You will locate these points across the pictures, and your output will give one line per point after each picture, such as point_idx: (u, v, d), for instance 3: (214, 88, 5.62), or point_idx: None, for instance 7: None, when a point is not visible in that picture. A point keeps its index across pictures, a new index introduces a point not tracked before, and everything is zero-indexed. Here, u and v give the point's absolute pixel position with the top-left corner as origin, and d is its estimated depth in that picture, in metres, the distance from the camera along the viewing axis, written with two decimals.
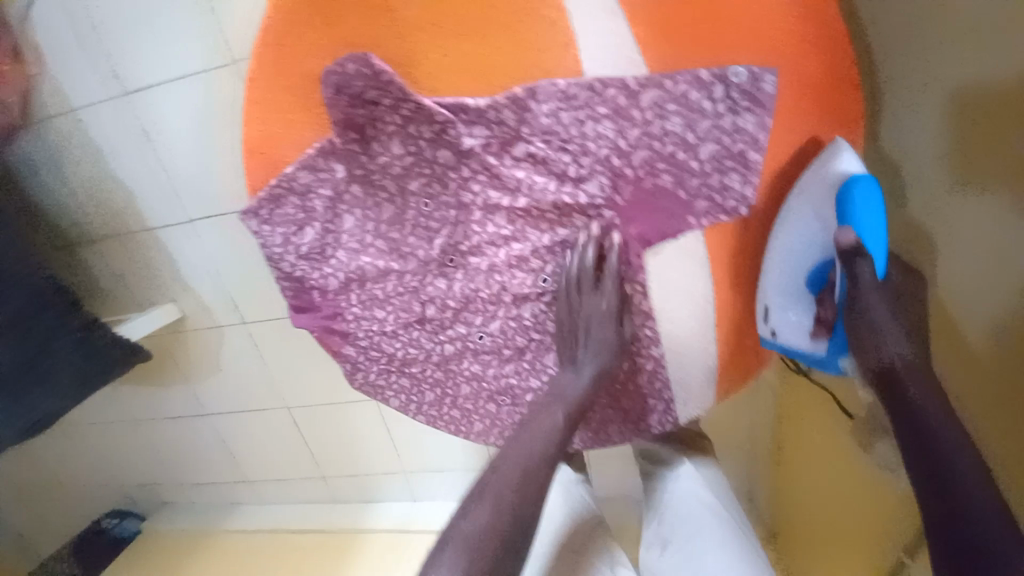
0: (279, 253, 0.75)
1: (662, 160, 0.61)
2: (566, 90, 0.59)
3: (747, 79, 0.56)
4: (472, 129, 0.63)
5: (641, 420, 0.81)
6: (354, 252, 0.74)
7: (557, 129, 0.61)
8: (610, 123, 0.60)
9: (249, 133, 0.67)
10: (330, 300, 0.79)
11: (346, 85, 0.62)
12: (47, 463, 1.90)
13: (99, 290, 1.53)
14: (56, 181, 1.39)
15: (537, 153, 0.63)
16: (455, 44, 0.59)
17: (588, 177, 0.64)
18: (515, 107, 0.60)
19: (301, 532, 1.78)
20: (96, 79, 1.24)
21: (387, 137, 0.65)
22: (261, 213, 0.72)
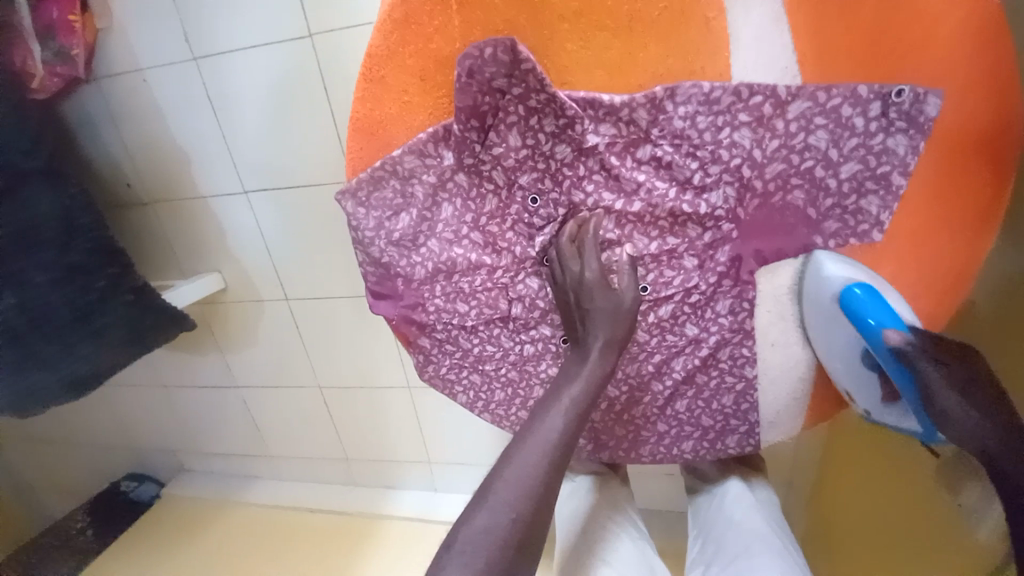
0: (370, 238, 0.72)
1: (797, 176, 0.60)
2: (709, 94, 0.58)
3: (908, 100, 0.55)
4: (599, 126, 0.62)
5: (720, 440, 0.77)
6: (447, 242, 0.71)
7: (690, 133, 0.60)
8: (749, 131, 0.59)
9: (361, 111, 0.64)
10: (413, 289, 0.75)
11: (478, 70, 0.60)
12: (70, 418, 1.89)
13: (145, 252, 1.52)
14: (115, 139, 1.37)
15: (662, 157, 0.62)
16: (601, 36, 0.58)
17: (713, 187, 0.62)
18: (651, 107, 0.59)
19: (319, 512, 1.76)
20: (166, 39, 1.22)
21: (506, 127, 0.63)
22: (359, 196, 0.70)
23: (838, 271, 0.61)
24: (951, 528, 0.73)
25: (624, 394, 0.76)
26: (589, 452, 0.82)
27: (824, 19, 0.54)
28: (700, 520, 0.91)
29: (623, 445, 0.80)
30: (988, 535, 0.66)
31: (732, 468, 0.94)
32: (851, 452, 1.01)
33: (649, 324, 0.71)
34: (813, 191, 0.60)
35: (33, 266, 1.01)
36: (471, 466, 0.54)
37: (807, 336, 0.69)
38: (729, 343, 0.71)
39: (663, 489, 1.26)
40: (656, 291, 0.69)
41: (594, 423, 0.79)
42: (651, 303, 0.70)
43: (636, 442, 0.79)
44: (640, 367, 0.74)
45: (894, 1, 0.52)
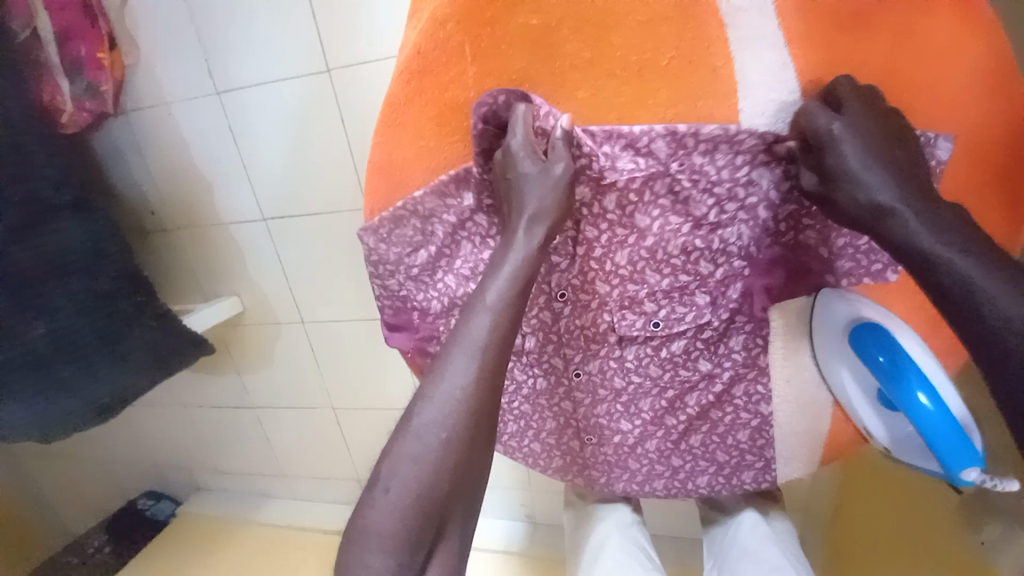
0: (389, 271, 0.73)
1: (809, 216, 0.62)
2: (733, 135, 0.58)
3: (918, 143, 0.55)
4: (617, 162, 0.62)
5: (735, 475, 0.76)
6: (464, 278, 0.70)
7: (709, 169, 0.61)
8: (767, 172, 0.60)
9: (379, 154, 0.67)
10: (429, 323, 0.74)
11: (493, 116, 0.63)
12: (92, 437, 1.93)
13: (167, 277, 1.56)
14: (140, 168, 1.42)
15: (679, 191, 0.63)
16: (611, 84, 0.60)
17: (728, 224, 0.64)
18: (671, 140, 0.60)
19: (332, 533, 1.76)
20: (190, 75, 1.27)
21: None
22: (379, 231, 0.71)
23: (843, 311, 0.62)
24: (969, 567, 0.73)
25: (637, 427, 0.76)
26: (601, 484, 0.82)
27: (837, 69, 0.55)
28: (715, 551, 0.90)
29: (637, 478, 0.79)
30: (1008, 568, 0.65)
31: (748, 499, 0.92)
32: (872, 487, 1.00)
33: (660, 359, 0.72)
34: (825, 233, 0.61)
35: (62, 297, 1.05)
36: (450, 471, 0.52)
37: (824, 375, 0.68)
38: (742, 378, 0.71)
39: (677, 516, 1.25)
40: (668, 327, 0.70)
41: (607, 456, 0.79)
42: (664, 339, 0.70)
43: (650, 476, 0.79)
44: (653, 402, 0.74)
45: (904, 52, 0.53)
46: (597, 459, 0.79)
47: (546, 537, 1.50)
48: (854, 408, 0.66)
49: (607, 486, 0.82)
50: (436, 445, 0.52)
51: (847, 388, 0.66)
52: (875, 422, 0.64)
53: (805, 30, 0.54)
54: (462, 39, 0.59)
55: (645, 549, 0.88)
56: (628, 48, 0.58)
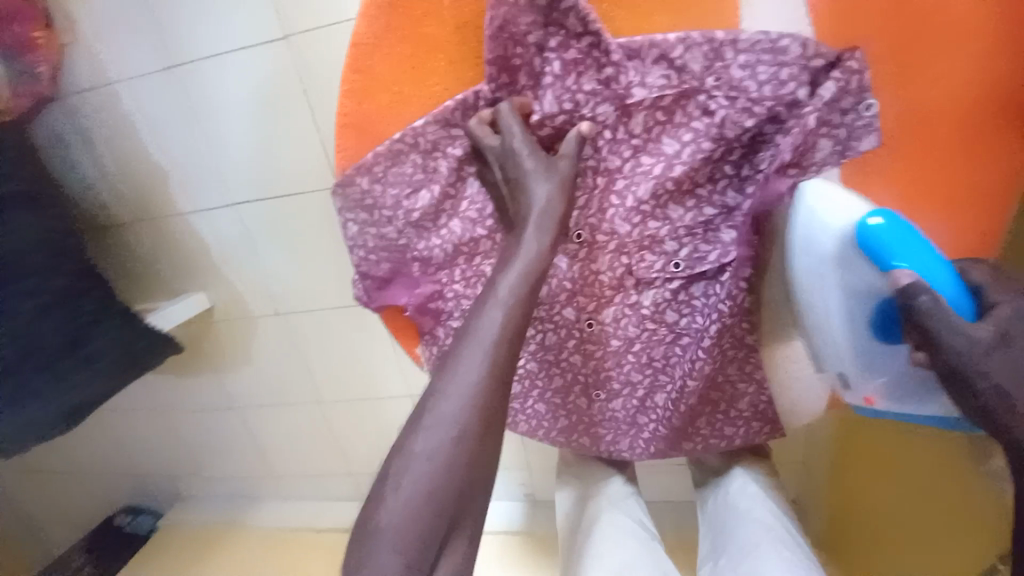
0: (386, 218, 0.66)
1: (855, 136, 0.55)
2: (775, 41, 0.52)
3: None
4: (647, 77, 0.55)
5: (731, 407, 0.72)
6: (471, 222, 0.65)
7: (749, 84, 0.54)
8: (813, 86, 0.53)
9: (345, 104, 0.59)
10: (431, 275, 0.69)
11: (512, 20, 0.54)
12: (58, 451, 1.81)
13: (125, 274, 1.44)
14: (86, 157, 1.30)
15: (715, 112, 0.56)
16: (602, 7, 0.54)
17: (762, 146, 0.58)
18: (709, 50, 0.53)
19: (325, 530, 1.71)
20: (134, 49, 1.16)
21: (540, 88, 0.57)
22: (374, 170, 0.62)
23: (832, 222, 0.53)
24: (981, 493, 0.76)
25: (648, 378, 0.73)
26: (607, 443, 0.78)
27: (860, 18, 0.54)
28: (710, 517, 0.88)
29: (643, 433, 0.76)
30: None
31: (737, 458, 0.91)
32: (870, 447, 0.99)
33: (677, 303, 0.67)
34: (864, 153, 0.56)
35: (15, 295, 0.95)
36: None
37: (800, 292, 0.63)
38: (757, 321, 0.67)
39: (679, 484, 1.22)
40: (690, 267, 0.65)
41: (615, 412, 0.75)
42: (685, 280, 0.66)
43: (658, 433, 0.75)
44: (666, 349, 0.70)
45: (938, 30, 0.53)
46: (605, 415, 0.76)
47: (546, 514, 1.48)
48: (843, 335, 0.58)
49: (611, 448, 0.78)
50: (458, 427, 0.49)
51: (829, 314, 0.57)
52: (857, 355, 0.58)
53: None
54: None
55: (641, 521, 0.88)
56: None
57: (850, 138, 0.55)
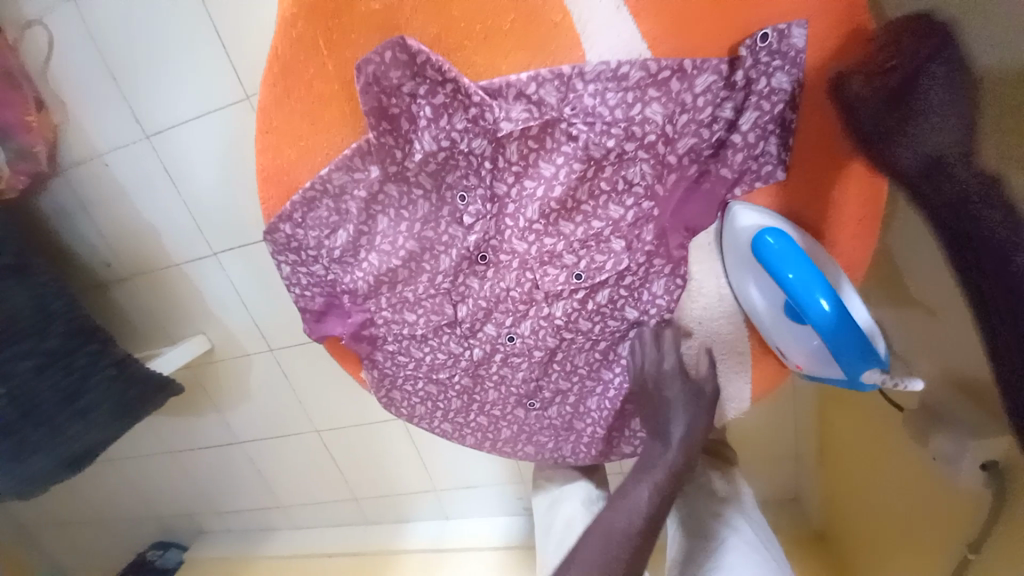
0: (313, 257, 0.72)
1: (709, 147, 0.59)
2: (617, 69, 0.57)
3: (774, 39, 0.53)
4: (511, 112, 0.61)
5: None
6: (386, 254, 0.71)
7: (602, 110, 0.59)
8: (660, 105, 0.58)
9: (264, 161, 0.67)
10: (360, 304, 0.75)
11: (383, 74, 0.61)
12: (89, 497, 1.93)
13: (131, 326, 1.57)
14: (88, 223, 1.44)
15: (578, 136, 0.61)
16: (460, 56, 0.59)
17: (629, 163, 0.62)
18: (560, 83, 0.59)
19: (335, 556, 1.77)
20: (117, 122, 1.29)
21: (419, 130, 0.64)
22: (294, 217, 0.69)
23: (752, 228, 0.59)
24: (937, 482, 0.73)
25: (575, 385, 0.76)
26: (551, 449, 0.82)
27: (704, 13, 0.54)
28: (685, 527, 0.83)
29: (582, 439, 0.79)
30: (972, 477, 0.65)
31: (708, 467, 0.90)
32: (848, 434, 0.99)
33: (588, 312, 0.70)
34: (724, 157, 0.59)
35: (17, 355, 1.06)
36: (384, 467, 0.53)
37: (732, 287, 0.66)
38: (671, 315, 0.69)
39: None
40: (590, 277, 0.68)
41: (551, 419, 0.79)
42: (588, 290, 0.69)
43: (596, 437, 0.78)
44: (587, 356, 0.74)
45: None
46: (543, 425, 0.79)
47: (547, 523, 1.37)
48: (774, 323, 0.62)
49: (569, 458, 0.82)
50: None
51: (759, 305, 0.63)
52: (775, 333, 0.63)
53: None
54: (314, 35, 0.60)
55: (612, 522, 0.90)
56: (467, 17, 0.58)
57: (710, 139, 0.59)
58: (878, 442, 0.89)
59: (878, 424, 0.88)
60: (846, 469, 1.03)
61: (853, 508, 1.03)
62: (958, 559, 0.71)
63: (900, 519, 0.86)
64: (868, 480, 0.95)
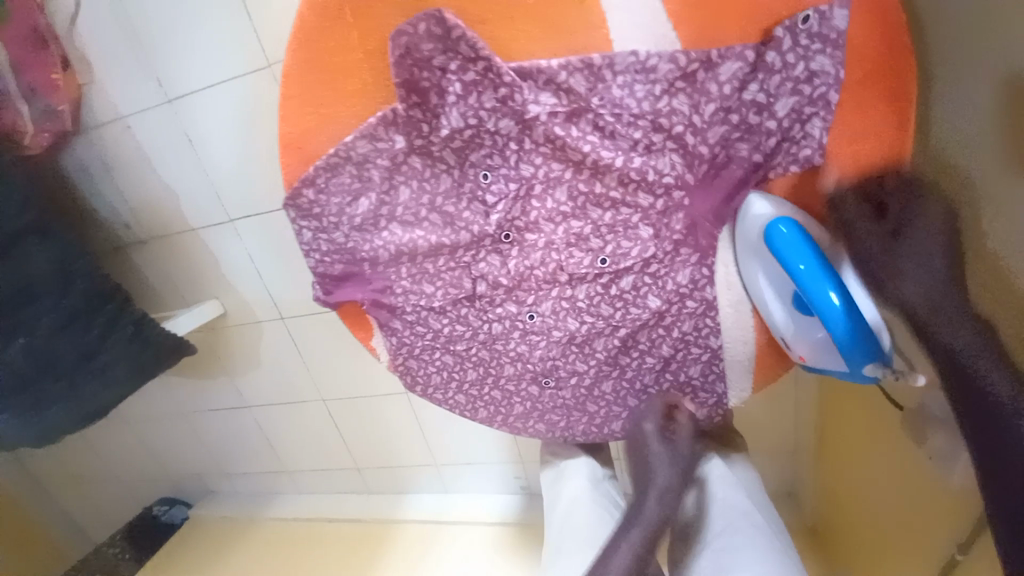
0: (333, 225, 0.74)
1: (738, 132, 0.59)
2: (645, 62, 0.57)
3: (815, 22, 0.52)
4: (540, 95, 0.61)
5: (689, 412, 0.77)
6: (408, 226, 0.73)
7: (629, 102, 0.60)
8: (685, 97, 0.58)
9: (285, 128, 0.68)
10: (380, 273, 0.77)
11: (415, 47, 0.61)
12: (100, 451, 1.99)
13: (149, 287, 1.61)
14: (110, 185, 1.46)
15: (604, 125, 0.62)
16: (483, 29, 0.59)
17: (659, 154, 0.62)
18: (589, 73, 0.59)
19: (336, 521, 1.83)
20: (142, 85, 1.30)
21: (447, 106, 0.64)
22: (317, 182, 0.71)
23: (766, 218, 0.59)
24: (930, 482, 0.74)
25: (592, 368, 0.77)
26: (562, 428, 0.83)
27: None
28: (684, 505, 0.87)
29: (595, 420, 0.81)
30: (962, 477, 0.66)
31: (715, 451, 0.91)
32: (847, 431, 1.00)
33: (610, 296, 0.72)
34: (754, 137, 0.59)
35: (39, 309, 1.09)
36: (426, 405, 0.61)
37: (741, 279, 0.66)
38: (713, 308, 0.69)
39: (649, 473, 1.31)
40: (615, 263, 0.69)
41: (564, 398, 0.81)
42: (612, 275, 0.70)
43: (608, 417, 0.80)
44: (606, 341, 0.75)
45: None
46: (557, 403, 0.81)
47: None
48: (780, 317, 0.62)
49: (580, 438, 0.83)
50: None
51: (767, 295, 0.63)
52: (784, 324, 0.62)
53: None
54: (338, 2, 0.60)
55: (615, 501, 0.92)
56: None
57: (744, 120, 0.58)
58: (875, 441, 0.90)
59: (876, 424, 0.88)
60: (842, 464, 1.04)
61: (846, 503, 1.04)
62: (946, 557, 0.73)
63: (891, 517, 0.88)
64: (863, 478, 0.96)
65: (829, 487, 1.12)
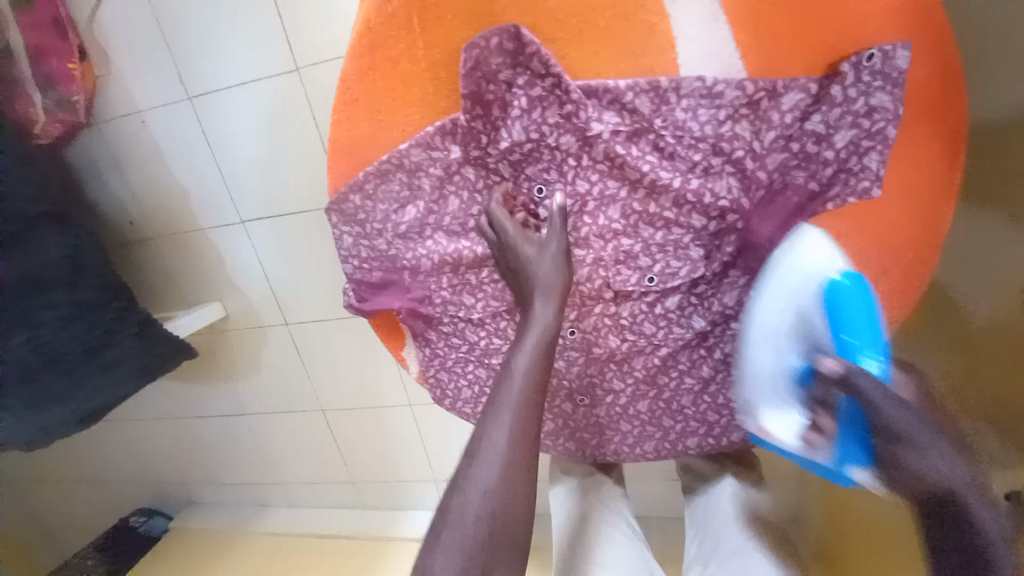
0: (376, 231, 0.73)
1: (795, 161, 0.61)
2: (711, 87, 0.59)
3: (879, 60, 0.55)
4: (603, 114, 0.62)
5: (725, 435, 0.76)
6: (454, 235, 0.72)
7: (691, 125, 0.61)
8: (748, 123, 0.60)
9: (338, 131, 0.67)
10: (420, 282, 0.76)
11: (484, 60, 0.61)
12: (78, 455, 1.90)
13: (148, 286, 1.56)
14: (118, 180, 1.42)
15: (664, 146, 0.63)
16: (554, 45, 0.60)
17: (716, 177, 0.63)
18: (655, 95, 0.60)
19: (328, 537, 1.76)
20: (162, 81, 1.28)
21: (509, 119, 0.64)
22: (366, 187, 0.70)
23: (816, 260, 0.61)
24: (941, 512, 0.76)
25: (630, 386, 0.77)
26: (593, 446, 0.82)
27: (803, 32, 0.55)
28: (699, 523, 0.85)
29: (628, 440, 0.80)
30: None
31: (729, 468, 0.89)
32: None
33: (654, 316, 0.73)
34: (810, 166, 0.61)
35: (41, 304, 1.05)
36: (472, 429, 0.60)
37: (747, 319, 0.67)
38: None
39: (661, 493, 1.30)
40: (662, 281, 0.70)
41: (598, 417, 0.80)
42: (658, 294, 0.71)
43: (641, 437, 0.79)
44: (646, 360, 0.76)
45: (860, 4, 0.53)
46: (590, 421, 0.80)
47: (549, 524, 1.32)
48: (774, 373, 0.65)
49: (611, 458, 0.82)
50: None
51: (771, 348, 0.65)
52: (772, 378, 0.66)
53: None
54: (408, 11, 0.60)
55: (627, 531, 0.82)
56: (563, 10, 0.58)
57: (802, 149, 0.60)
58: None
59: None
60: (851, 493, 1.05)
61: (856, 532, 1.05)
62: None
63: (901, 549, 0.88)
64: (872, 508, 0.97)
65: (838, 516, 1.12)
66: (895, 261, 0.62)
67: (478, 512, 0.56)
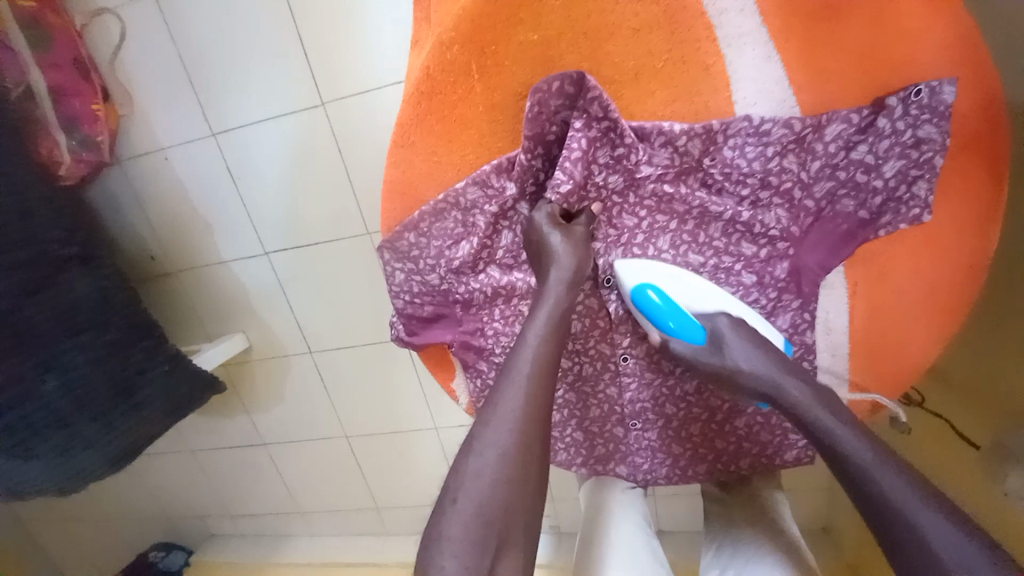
0: (430, 267, 0.74)
1: (843, 188, 0.63)
2: (759, 126, 0.61)
3: (926, 95, 0.57)
4: (654, 157, 0.65)
5: (778, 455, 0.77)
6: (507, 268, 0.74)
7: (740, 162, 0.63)
8: (795, 156, 0.62)
9: (393, 175, 0.71)
10: (472, 315, 0.77)
11: (545, 102, 0.64)
12: (97, 491, 1.87)
13: (171, 319, 1.55)
14: (138, 216, 1.41)
15: (712, 182, 0.65)
16: (611, 88, 0.64)
17: (764, 210, 0.65)
18: (705, 138, 0.62)
19: (353, 566, 1.73)
20: (186, 118, 1.26)
21: (567, 159, 0.64)
22: (420, 226, 0.72)
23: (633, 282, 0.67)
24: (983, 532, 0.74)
25: (682, 410, 0.78)
26: (644, 470, 0.82)
27: (846, 72, 0.59)
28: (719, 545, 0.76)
29: (679, 463, 0.81)
30: None
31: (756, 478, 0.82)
32: None
33: None
34: (860, 195, 0.63)
35: (74, 347, 1.03)
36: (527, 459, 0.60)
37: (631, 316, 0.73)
38: (812, 352, 0.70)
39: (693, 509, 1.30)
40: None
41: (649, 441, 0.80)
42: None
43: (693, 459, 0.80)
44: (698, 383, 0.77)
45: (908, 42, 0.56)
46: (640, 445, 0.80)
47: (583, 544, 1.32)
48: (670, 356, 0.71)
49: (662, 481, 0.82)
50: (511, 470, 0.58)
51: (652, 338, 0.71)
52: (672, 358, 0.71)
53: (789, 41, 0.59)
54: (467, 59, 0.64)
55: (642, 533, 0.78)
56: (621, 54, 0.63)
57: (851, 178, 0.62)
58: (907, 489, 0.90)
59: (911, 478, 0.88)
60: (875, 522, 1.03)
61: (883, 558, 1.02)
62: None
63: None
64: None
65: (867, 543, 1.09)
66: (948, 279, 0.64)
67: (518, 506, 0.58)
